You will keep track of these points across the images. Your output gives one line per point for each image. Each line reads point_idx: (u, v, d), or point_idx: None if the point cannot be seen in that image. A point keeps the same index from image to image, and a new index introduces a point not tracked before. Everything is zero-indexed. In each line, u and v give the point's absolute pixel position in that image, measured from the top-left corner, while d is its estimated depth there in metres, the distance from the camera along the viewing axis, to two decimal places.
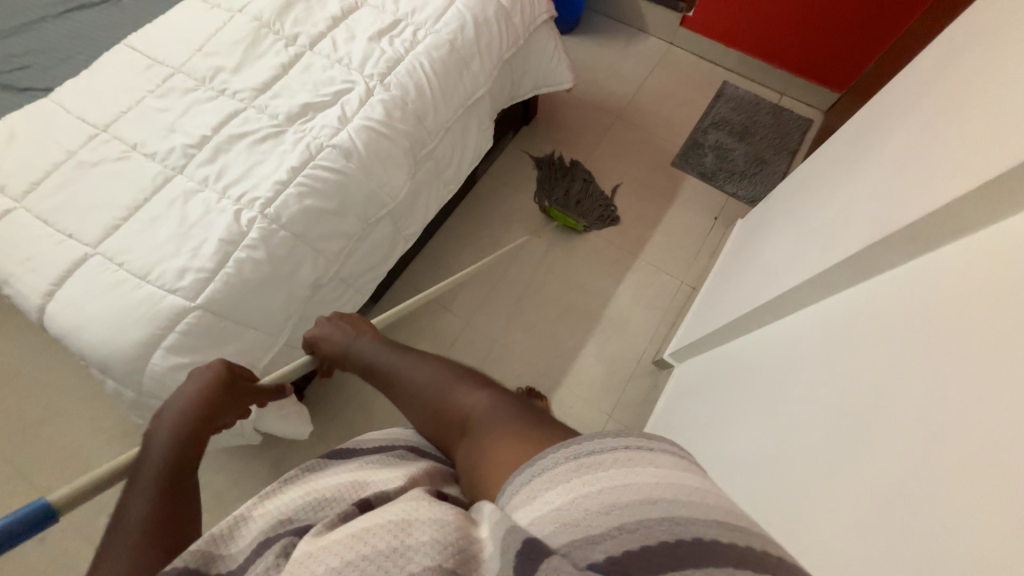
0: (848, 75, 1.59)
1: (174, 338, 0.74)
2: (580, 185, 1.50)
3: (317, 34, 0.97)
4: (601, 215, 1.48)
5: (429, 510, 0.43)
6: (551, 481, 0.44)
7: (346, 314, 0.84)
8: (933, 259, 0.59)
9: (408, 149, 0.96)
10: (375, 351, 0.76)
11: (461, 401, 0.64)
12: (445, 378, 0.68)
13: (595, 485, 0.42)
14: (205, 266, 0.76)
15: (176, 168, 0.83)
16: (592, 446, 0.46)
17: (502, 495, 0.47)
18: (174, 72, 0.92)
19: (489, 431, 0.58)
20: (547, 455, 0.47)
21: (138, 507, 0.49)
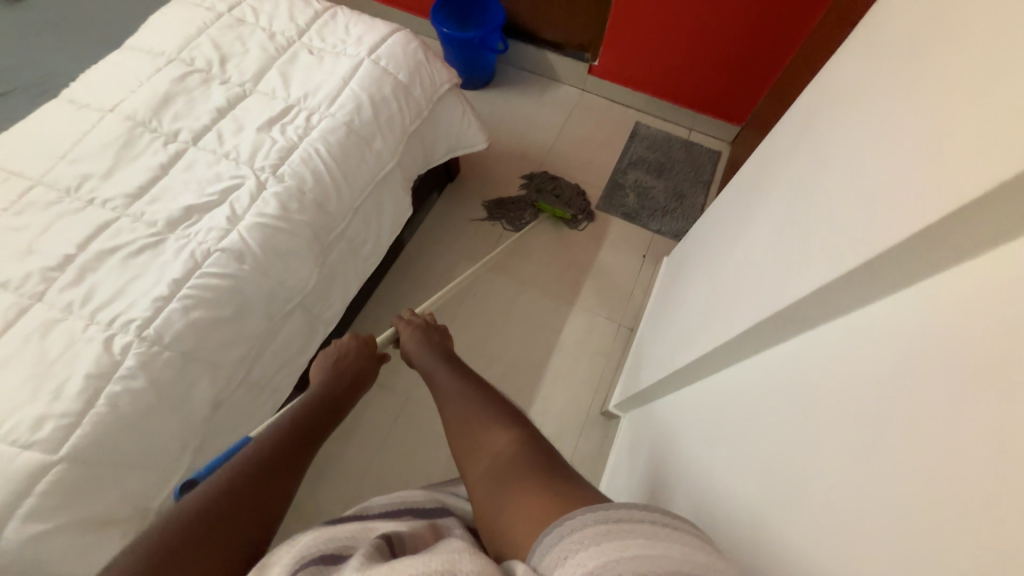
0: (745, 108, 1.72)
1: (31, 503, 0.63)
2: (551, 182, 1.63)
3: (200, 128, 0.91)
4: (584, 201, 1.61)
5: (470, 563, 0.41)
6: (582, 542, 0.42)
7: (419, 336, 0.91)
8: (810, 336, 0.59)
9: (312, 239, 0.91)
10: (438, 370, 0.83)
11: (488, 442, 0.65)
12: (479, 416, 0.69)
13: (627, 549, 0.40)
14: (70, 409, 0.66)
15: (33, 296, 0.73)
16: (625, 512, 0.44)
17: (531, 561, 0.45)
18: (34, 184, 0.83)
19: (508, 481, 0.57)
20: (576, 518, 0.45)
21: (259, 440, 0.63)
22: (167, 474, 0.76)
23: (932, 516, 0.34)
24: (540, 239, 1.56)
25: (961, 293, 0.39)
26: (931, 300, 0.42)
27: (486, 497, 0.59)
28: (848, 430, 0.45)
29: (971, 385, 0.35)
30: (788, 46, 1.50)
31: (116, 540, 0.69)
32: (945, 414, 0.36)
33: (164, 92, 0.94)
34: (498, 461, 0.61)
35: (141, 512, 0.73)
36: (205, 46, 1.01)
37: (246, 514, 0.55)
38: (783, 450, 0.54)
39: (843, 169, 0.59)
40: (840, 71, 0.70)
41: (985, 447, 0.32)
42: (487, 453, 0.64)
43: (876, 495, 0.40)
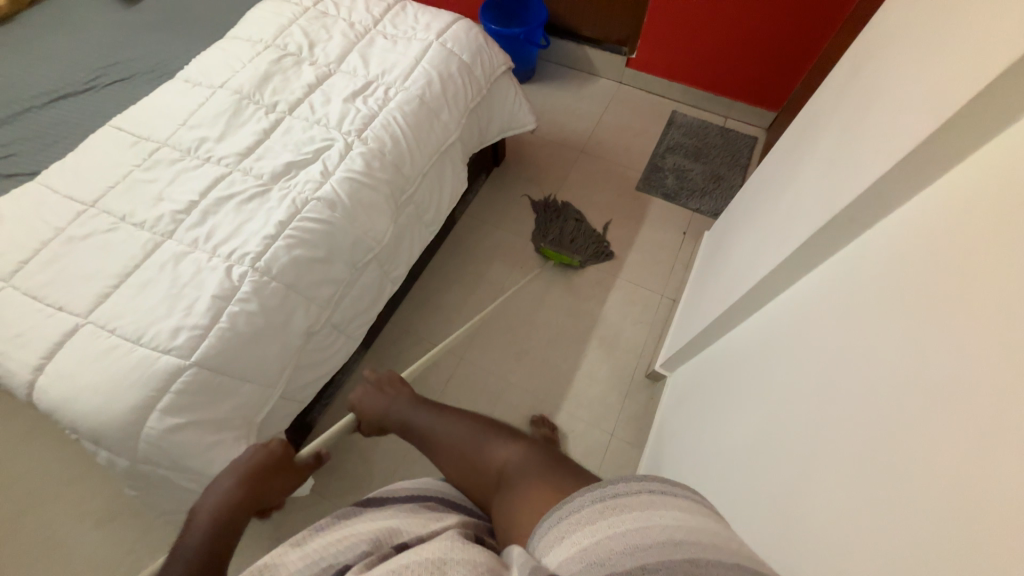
0: (780, 94, 1.76)
1: (169, 399, 0.74)
2: (566, 226, 1.58)
3: (295, 100, 1.04)
4: (596, 250, 1.54)
5: (463, 552, 0.48)
6: (577, 523, 0.50)
7: (387, 379, 0.93)
8: (868, 243, 0.65)
9: (389, 196, 1.02)
10: (413, 414, 0.85)
11: (492, 457, 0.73)
12: (473, 436, 0.77)
13: (619, 526, 0.47)
14: (199, 323, 0.77)
15: (165, 233, 0.85)
16: (619, 489, 0.52)
17: (533, 540, 0.53)
18: (159, 146, 0.97)
19: (517, 482, 0.66)
20: (575, 500, 0.53)
21: None
22: (269, 392, 0.86)
23: (993, 321, 0.40)
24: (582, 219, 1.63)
25: (1007, 157, 0.46)
26: (980, 172, 0.49)
27: (500, 500, 0.66)
28: (909, 298, 0.51)
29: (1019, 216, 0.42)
30: (823, 32, 1.55)
31: (231, 442, 0.79)
32: (998, 247, 0.43)
33: (264, 70, 1.08)
34: (508, 466, 0.70)
35: (248, 422, 0.83)
36: (296, 34, 1.15)
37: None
38: (849, 340, 0.59)
39: (894, 101, 0.66)
40: (887, 23, 0.77)
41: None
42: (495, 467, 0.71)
43: (939, 333, 0.46)
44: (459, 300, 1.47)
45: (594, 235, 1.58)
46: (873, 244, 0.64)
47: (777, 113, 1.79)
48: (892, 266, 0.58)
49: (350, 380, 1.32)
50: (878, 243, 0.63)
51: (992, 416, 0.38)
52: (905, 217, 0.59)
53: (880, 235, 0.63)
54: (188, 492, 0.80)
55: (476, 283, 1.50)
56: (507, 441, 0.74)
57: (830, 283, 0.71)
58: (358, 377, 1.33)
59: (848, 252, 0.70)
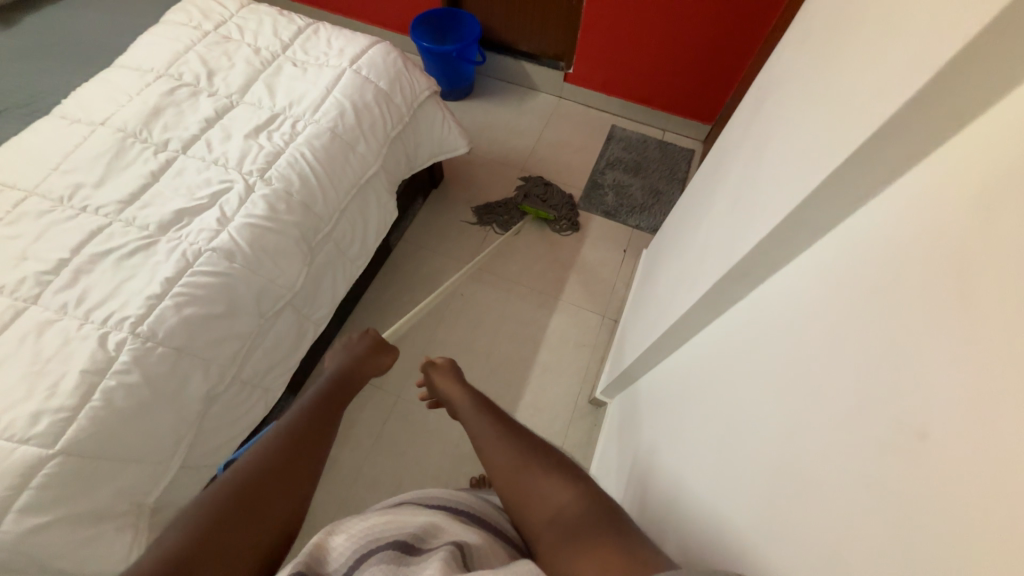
0: (713, 107, 1.80)
1: (29, 496, 0.64)
2: (543, 188, 1.68)
3: (189, 137, 0.95)
4: (571, 211, 1.65)
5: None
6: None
7: (449, 371, 0.87)
8: (761, 293, 0.65)
9: (299, 238, 0.95)
10: (470, 414, 0.77)
11: (547, 492, 0.60)
12: (531, 463, 0.64)
13: None
14: (65, 404, 0.68)
15: (27, 299, 0.75)
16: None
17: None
18: (26, 195, 0.86)
19: (570, 539, 0.54)
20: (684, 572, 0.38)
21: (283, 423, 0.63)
22: (162, 467, 0.78)
23: (870, 410, 0.38)
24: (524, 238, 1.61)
25: (880, 224, 0.45)
26: (859, 234, 0.48)
27: (553, 548, 0.55)
28: (798, 361, 0.50)
29: (891, 295, 0.40)
30: (748, 46, 1.60)
31: (113, 533, 0.71)
32: (873, 326, 0.41)
33: (154, 105, 0.98)
34: (560, 514, 0.57)
35: (136, 506, 0.75)
36: (193, 63, 1.06)
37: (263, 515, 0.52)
38: (745, 394, 0.59)
39: (783, 144, 0.66)
40: (781, 63, 0.78)
41: (897, 344, 0.38)
42: (551, 501, 0.59)
43: (822, 411, 0.44)
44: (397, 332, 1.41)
45: (571, 199, 1.69)
46: (765, 295, 0.64)
47: (711, 126, 1.83)
48: (777, 322, 0.58)
49: None
50: (768, 294, 0.63)
51: (851, 518, 0.37)
52: (790, 274, 0.59)
53: (771, 287, 0.63)
54: None
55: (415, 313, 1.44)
56: (565, 481, 0.61)
57: (730, 327, 0.71)
58: None
59: (746, 299, 0.69)
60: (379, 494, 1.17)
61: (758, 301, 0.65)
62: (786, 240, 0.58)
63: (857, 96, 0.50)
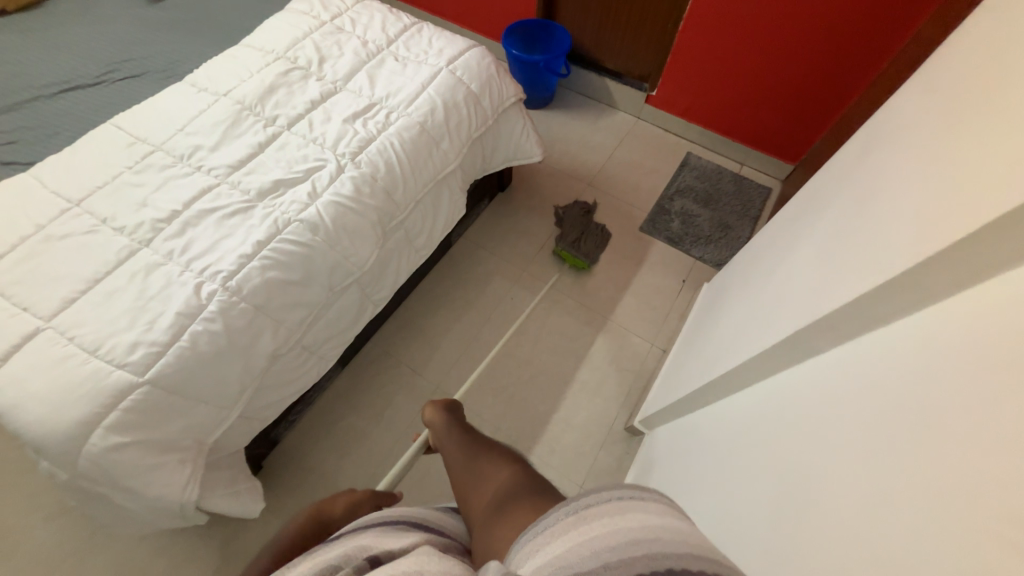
0: (800, 147, 1.71)
1: (116, 416, 0.72)
2: (582, 221, 1.61)
3: (296, 115, 1.03)
4: (596, 242, 1.58)
5: (440, 565, 0.42)
6: (551, 536, 0.45)
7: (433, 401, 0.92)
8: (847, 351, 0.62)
9: (376, 221, 1.01)
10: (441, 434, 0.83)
11: (490, 479, 0.68)
12: (479, 459, 0.74)
13: (590, 533, 0.43)
14: (158, 340, 0.76)
15: (142, 241, 0.84)
16: (594, 497, 0.47)
17: (513, 553, 0.47)
18: (154, 149, 0.97)
19: (501, 506, 0.60)
20: (552, 513, 0.47)
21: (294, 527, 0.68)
22: (225, 413, 0.84)
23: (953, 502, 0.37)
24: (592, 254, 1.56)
25: (991, 306, 0.43)
26: (966, 310, 0.46)
27: (485, 524, 0.60)
28: (875, 430, 0.48)
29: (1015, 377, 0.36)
30: (849, 88, 1.50)
31: (176, 464, 0.78)
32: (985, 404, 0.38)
33: (270, 82, 1.07)
34: (495, 492, 0.65)
35: (197, 443, 0.81)
36: (308, 48, 1.15)
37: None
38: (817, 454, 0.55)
39: (894, 195, 0.62)
40: (898, 109, 0.73)
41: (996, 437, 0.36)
42: (489, 488, 0.66)
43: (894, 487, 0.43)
44: (445, 325, 1.44)
45: (597, 233, 1.60)
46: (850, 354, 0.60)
47: (795, 166, 1.74)
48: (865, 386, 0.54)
49: (322, 398, 1.29)
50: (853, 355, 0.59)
51: None
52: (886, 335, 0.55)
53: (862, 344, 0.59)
54: (128, 508, 0.79)
55: (465, 310, 1.47)
56: (505, 466, 0.70)
57: (799, 380, 0.68)
58: (332, 393, 1.31)
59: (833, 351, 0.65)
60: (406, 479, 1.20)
61: (838, 359, 0.61)
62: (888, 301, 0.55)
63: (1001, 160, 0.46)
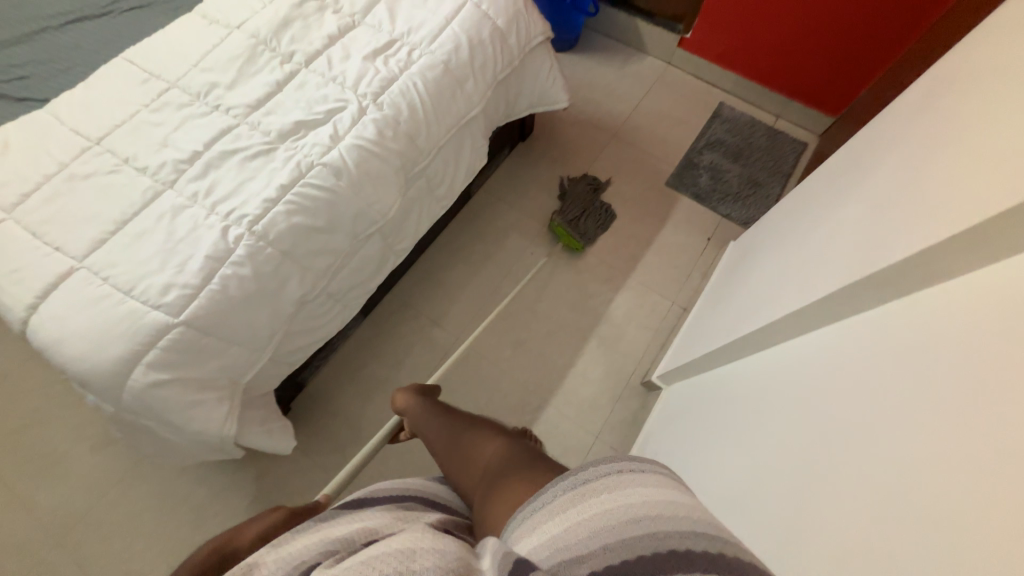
0: (842, 99, 1.60)
1: (155, 355, 0.74)
2: (582, 198, 1.52)
3: (313, 52, 0.98)
4: (597, 222, 1.51)
5: (433, 540, 0.45)
6: (551, 512, 0.48)
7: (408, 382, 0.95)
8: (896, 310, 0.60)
9: (399, 168, 0.98)
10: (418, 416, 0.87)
11: (480, 452, 0.71)
12: (462, 436, 0.77)
13: (590, 512, 0.46)
14: (190, 282, 0.76)
15: (165, 182, 0.83)
16: (590, 472, 0.50)
17: (508, 527, 0.50)
18: (170, 87, 0.93)
19: (498, 478, 0.63)
20: (549, 489, 0.51)
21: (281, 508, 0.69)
22: (257, 356, 0.86)
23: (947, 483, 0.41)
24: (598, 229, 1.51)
25: None
26: (967, 312, 0.49)
27: (482, 496, 0.63)
28: (877, 416, 0.52)
29: None
30: (905, 33, 1.36)
31: (214, 402, 0.81)
32: None
33: (285, 14, 1.01)
34: (488, 466, 0.68)
35: (232, 383, 0.84)
36: None
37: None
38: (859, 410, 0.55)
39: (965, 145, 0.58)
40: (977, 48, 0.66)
41: (989, 428, 0.40)
42: (480, 462, 0.70)
43: (892, 467, 0.47)
44: (464, 279, 1.44)
45: (599, 212, 1.52)
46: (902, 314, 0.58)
47: (835, 120, 1.64)
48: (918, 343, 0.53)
49: (345, 346, 1.32)
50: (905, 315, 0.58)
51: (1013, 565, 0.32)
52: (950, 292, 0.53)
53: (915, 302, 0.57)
54: (171, 440, 0.83)
55: (483, 264, 1.46)
56: (492, 439, 0.73)
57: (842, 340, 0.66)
58: (355, 342, 1.33)
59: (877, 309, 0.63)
60: None
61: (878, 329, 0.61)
62: None
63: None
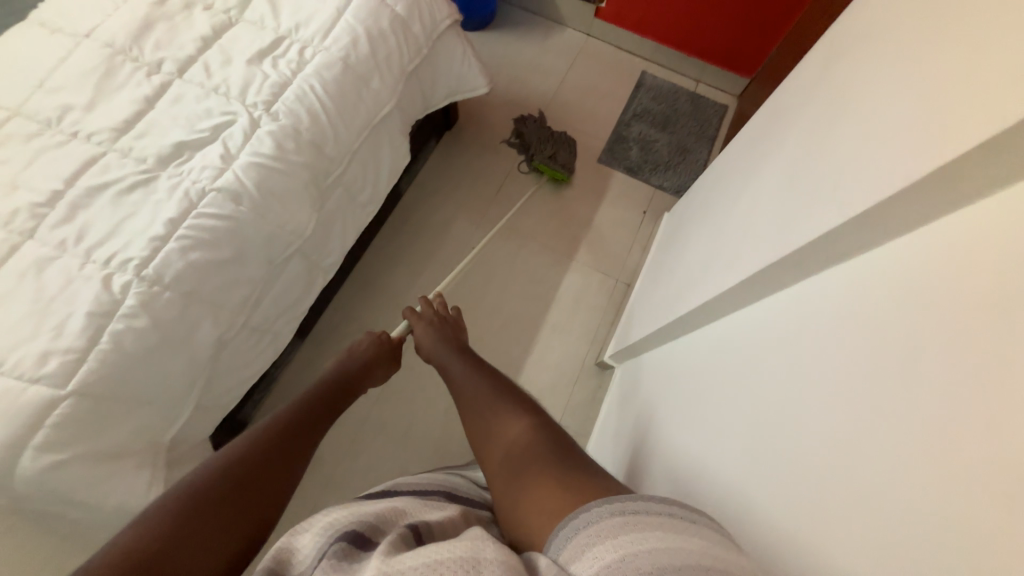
0: (755, 60, 1.65)
1: (44, 434, 0.65)
2: (542, 132, 1.51)
3: (185, 58, 0.85)
4: (567, 147, 1.52)
5: (494, 547, 0.40)
6: (600, 535, 0.41)
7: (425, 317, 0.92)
8: (804, 287, 0.63)
9: (309, 181, 0.89)
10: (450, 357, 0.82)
11: (504, 428, 0.64)
12: (490, 401, 0.69)
13: (649, 543, 0.39)
14: (74, 345, 0.66)
15: (22, 232, 0.71)
16: (647, 505, 0.43)
17: (551, 547, 0.43)
18: (10, 115, 0.78)
19: (521, 472, 0.57)
20: (597, 509, 0.44)
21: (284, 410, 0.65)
22: (175, 411, 0.78)
23: (931, 455, 0.36)
24: (572, 154, 1.53)
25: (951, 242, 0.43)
26: (857, 291, 0.53)
27: (506, 482, 0.58)
28: (838, 385, 0.49)
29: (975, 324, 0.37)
30: None
31: (131, 470, 0.73)
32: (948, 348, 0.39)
33: (144, 17, 0.87)
34: (512, 449, 0.61)
35: (152, 445, 0.76)
36: None
37: (219, 520, 0.49)
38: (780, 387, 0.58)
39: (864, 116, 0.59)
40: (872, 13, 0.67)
41: (956, 413, 0.36)
42: (504, 439, 0.63)
43: (854, 447, 0.44)
44: (406, 282, 1.37)
45: (563, 138, 1.53)
46: (810, 290, 0.62)
47: (750, 81, 1.69)
48: (823, 321, 0.56)
49: (286, 372, 1.24)
50: (812, 292, 0.61)
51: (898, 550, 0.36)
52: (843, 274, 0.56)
53: (817, 280, 0.61)
54: (89, 519, 0.74)
55: (424, 264, 1.40)
56: (521, 414, 0.65)
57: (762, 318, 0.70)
58: (297, 367, 1.25)
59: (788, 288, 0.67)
60: (386, 440, 1.21)
61: (816, 287, 0.61)
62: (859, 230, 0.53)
63: (982, 78, 0.43)
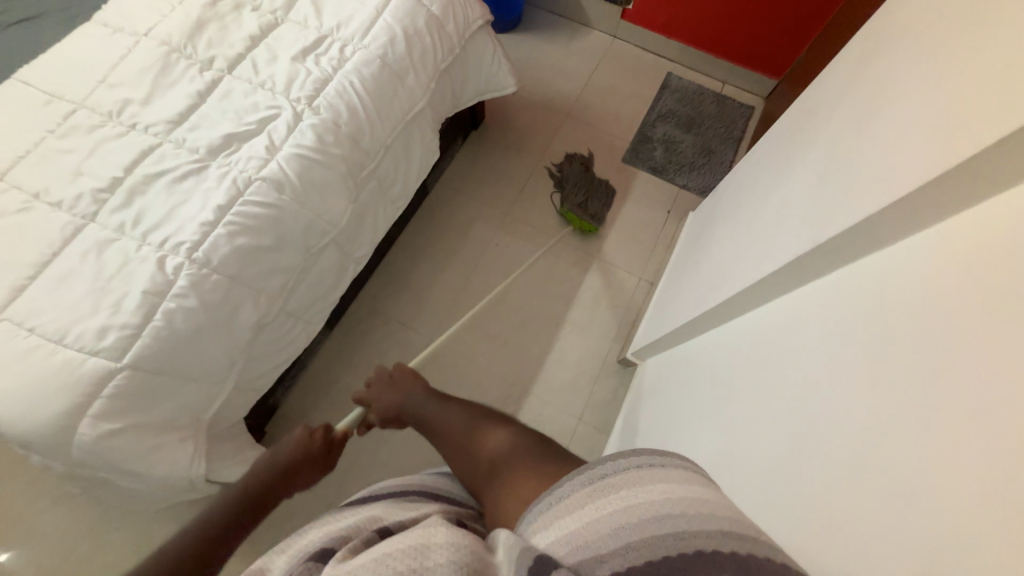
0: (784, 61, 1.63)
1: (101, 404, 0.69)
2: (582, 178, 1.48)
3: (234, 56, 0.90)
4: (602, 198, 1.49)
5: (445, 533, 0.42)
6: (563, 510, 0.44)
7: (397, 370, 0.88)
8: (822, 284, 0.64)
9: (345, 173, 0.93)
10: (423, 405, 0.79)
11: (485, 441, 0.67)
12: (472, 421, 0.72)
13: (606, 508, 0.42)
14: (129, 322, 0.71)
15: (85, 215, 0.76)
16: (607, 467, 0.46)
17: (523, 525, 0.47)
18: (76, 107, 0.84)
19: (501, 472, 0.61)
20: (563, 484, 0.47)
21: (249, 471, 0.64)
22: (215, 389, 0.81)
23: (932, 453, 0.38)
24: (606, 208, 1.49)
25: (971, 234, 0.44)
26: (875, 284, 0.54)
27: (488, 485, 0.61)
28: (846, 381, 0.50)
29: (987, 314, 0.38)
30: None
31: (176, 443, 0.76)
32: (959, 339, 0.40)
33: (198, 17, 0.92)
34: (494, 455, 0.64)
35: (194, 420, 0.80)
36: None
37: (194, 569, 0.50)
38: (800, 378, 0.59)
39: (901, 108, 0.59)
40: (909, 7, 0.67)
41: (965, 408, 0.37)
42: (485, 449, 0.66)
43: (862, 437, 0.45)
44: (430, 277, 1.40)
45: (601, 189, 1.50)
46: (827, 286, 0.62)
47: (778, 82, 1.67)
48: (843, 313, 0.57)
49: (314, 361, 1.28)
50: (831, 286, 0.62)
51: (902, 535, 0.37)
52: (862, 270, 0.57)
53: (834, 277, 0.62)
54: (135, 488, 0.78)
55: (448, 260, 1.43)
56: (499, 426, 0.69)
57: (781, 313, 0.70)
58: (325, 357, 1.29)
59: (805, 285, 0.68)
60: (409, 430, 1.24)
61: (836, 281, 0.61)
62: (896, 221, 0.53)
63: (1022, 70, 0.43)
